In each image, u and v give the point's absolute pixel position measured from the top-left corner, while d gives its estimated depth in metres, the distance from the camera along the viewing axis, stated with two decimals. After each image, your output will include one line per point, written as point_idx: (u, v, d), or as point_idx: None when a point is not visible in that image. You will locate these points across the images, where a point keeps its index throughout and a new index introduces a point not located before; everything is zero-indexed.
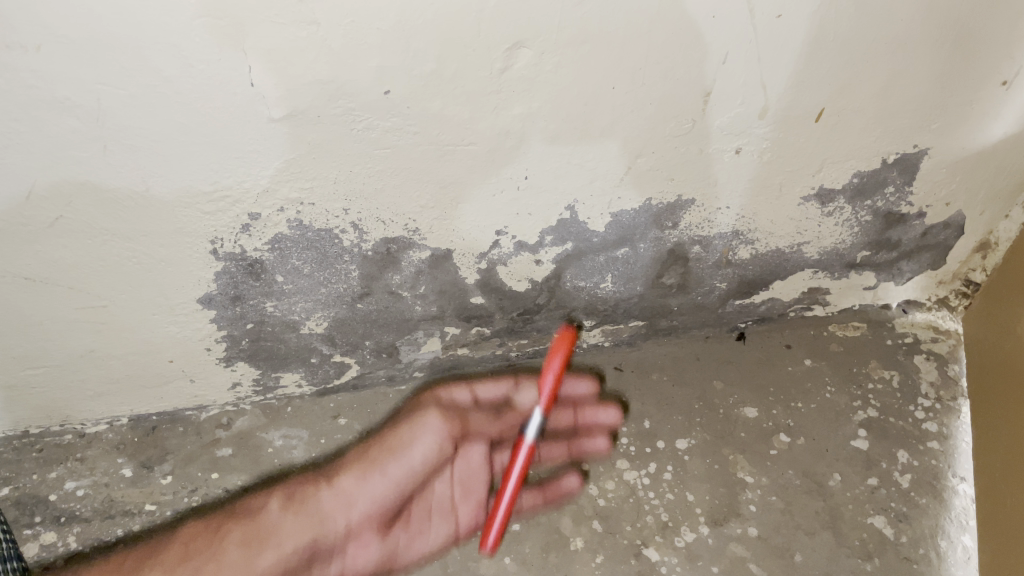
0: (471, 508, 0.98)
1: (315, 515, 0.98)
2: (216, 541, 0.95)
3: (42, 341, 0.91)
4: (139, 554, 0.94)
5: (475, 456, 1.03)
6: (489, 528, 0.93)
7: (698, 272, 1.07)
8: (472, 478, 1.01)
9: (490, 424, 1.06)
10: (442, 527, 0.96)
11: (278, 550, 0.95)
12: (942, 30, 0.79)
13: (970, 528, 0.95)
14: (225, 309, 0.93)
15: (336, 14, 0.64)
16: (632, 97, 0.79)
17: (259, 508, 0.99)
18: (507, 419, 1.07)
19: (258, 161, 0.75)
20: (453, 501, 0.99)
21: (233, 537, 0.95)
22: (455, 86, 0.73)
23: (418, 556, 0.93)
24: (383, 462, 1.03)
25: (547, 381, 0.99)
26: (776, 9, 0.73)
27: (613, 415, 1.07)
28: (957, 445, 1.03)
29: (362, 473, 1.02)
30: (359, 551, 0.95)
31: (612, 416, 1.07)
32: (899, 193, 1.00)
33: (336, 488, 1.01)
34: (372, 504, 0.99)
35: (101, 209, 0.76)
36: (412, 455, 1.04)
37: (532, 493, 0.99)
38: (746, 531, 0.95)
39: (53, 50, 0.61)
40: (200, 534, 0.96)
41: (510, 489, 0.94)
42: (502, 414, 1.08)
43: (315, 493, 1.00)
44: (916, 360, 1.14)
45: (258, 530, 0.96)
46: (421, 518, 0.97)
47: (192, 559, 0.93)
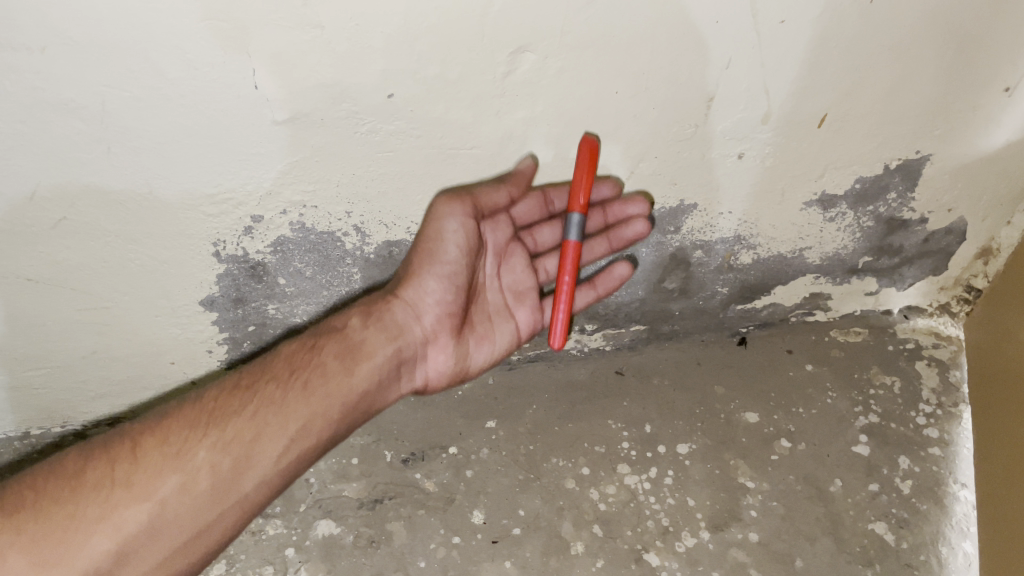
0: (529, 311, 0.99)
1: (393, 325, 0.89)
2: (314, 353, 0.84)
3: (44, 342, 0.91)
4: (227, 386, 0.79)
5: (519, 211, 0.91)
6: (555, 329, 0.93)
7: (700, 276, 1.07)
8: (521, 286, 0.98)
9: (499, 195, 0.84)
10: (506, 334, 0.99)
11: (370, 361, 0.86)
12: (944, 36, 0.79)
13: (970, 535, 0.95)
14: (227, 311, 0.94)
15: (341, 18, 0.64)
16: (635, 101, 0.79)
17: (340, 326, 0.88)
18: (510, 185, 0.84)
19: (261, 163, 0.75)
20: (510, 305, 0.98)
21: (328, 348, 0.85)
22: (458, 90, 0.73)
23: (483, 361, 0.98)
24: (427, 262, 0.88)
25: (578, 189, 0.84)
26: (779, 15, 0.73)
27: (639, 205, 0.92)
28: (958, 452, 1.03)
29: (421, 279, 0.89)
30: (435, 356, 0.94)
31: (638, 207, 0.92)
32: (900, 199, 1.01)
33: (405, 299, 0.90)
34: (438, 306, 0.91)
35: (105, 211, 0.76)
36: (449, 250, 0.87)
37: (584, 290, 1.01)
38: (746, 537, 0.95)
39: (59, 52, 0.61)
40: (278, 375, 0.81)
41: (562, 308, 0.92)
42: (507, 179, 0.83)
43: (386, 307, 0.89)
44: (918, 366, 1.14)
45: (348, 342, 0.86)
46: (485, 321, 0.98)
47: (299, 375, 0.81)
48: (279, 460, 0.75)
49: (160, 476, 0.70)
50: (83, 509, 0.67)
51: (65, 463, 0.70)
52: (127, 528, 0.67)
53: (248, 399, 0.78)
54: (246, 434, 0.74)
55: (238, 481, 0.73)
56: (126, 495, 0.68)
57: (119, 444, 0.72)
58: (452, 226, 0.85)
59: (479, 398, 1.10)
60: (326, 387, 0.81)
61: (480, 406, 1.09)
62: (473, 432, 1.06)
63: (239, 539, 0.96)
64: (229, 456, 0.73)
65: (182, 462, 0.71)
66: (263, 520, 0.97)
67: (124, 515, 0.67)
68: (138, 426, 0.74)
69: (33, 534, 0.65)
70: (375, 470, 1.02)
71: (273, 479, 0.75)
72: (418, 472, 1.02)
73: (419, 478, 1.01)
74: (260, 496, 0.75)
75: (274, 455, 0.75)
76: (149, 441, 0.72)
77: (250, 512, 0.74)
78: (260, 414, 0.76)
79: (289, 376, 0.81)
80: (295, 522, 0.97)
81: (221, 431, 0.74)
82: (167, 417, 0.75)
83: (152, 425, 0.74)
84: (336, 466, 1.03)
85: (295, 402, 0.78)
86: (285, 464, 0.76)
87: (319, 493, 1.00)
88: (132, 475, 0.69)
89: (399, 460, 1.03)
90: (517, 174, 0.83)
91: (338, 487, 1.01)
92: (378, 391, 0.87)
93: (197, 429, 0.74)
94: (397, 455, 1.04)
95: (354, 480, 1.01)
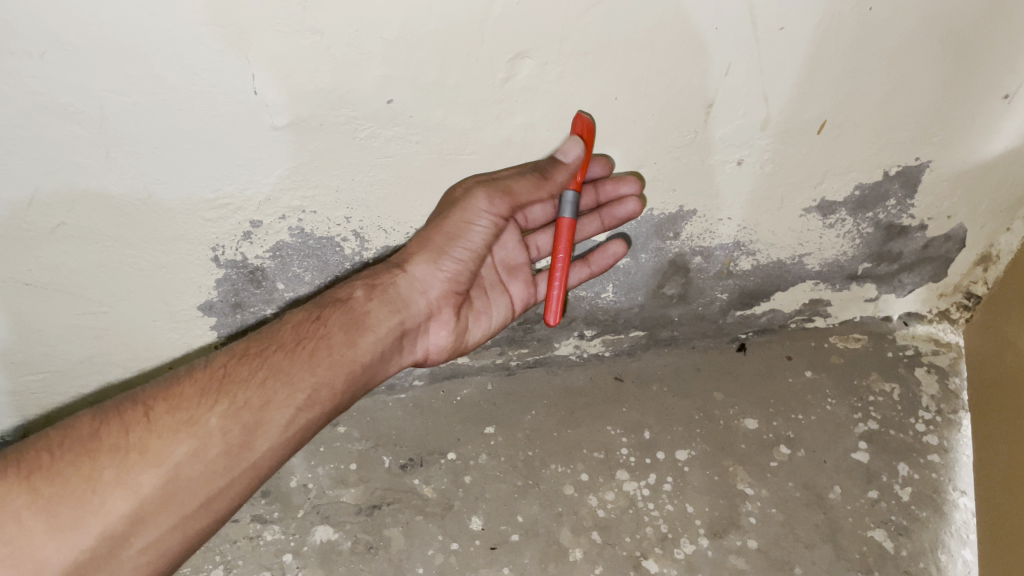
0: (523, 285, 0.93)
1: (398, 298, 0.82)
2: (319, 323, 0.76)
3: (42, 347, 0.91)
4: (234, 352, 0.72)
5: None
6: (549, 306, 0.86)
7: (699, 282, 1.07)
8: (513, 261, 0.91)
9: (540, 189, 0.78)
10: (502, 309, 0.93)
11: (374, 334, 0.79)
12: (943, 43, 0.79)
13: (970, 543, 0.95)
14: (225, 316, 0.94)
15: (340, 23, 0.64)
16: (634, 107, 0.79)
17: (343, 297, 0.80)
18: (552, 185, 0.78)
19: (260, 168, 0.75)
20: (505, 279, 0.92)
21: (333, 319, 0.77)
22: (457, 96, 0.73)
23: (480, 335, 0.92)
24: (445, 244, 0.82)
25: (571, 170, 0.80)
26: (779, 21, 0.73)
27: (632, 184, 0.87)
28: (957, 459, 1.03)
29: (432, 258, 0.82)
30: (435, 331, 0.87)
31: (631, 186, 0.87)
32: (900, 206, 1.01)
33: (411, 273, 0.82)
34: (446, 281, 0.84)
35: (103, 216, 0.76)
36: (473, 238, 0.82)
37: (578, 267, 0.95)
38: (746, 544, 0.95)
39: (58, 57, 0.61)
40: (284, 344, 0.74)
41: (556, 283, 0.85)
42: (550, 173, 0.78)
43: (391, 280, 0.82)
44: (917, 373, 1.14)
45: (352, 313, 0.78)
46: (482, 296, 0.91)
47: (306, 344, 0.74)
48: (289, 427, 0.69)
49: (173, 440, 0.64)
50: (97, 474, 0.61)
51: (78, 424, 0.64)
52: (144, 491, 0.61)
53: (256, 367, 0.71)
54: (255, 401, 0.68)
55: (249, 447, 0.66)
56: (142, 459, 0.62)
57: (133, 407, 0.66)
58: (481, 219, 0.81)
59: (478, 404, 1.10)
60: (333, 357, 0.74)
61: (479, 411, 1.09)
62: (472, 438, 1.06)
63: (236, 545, 0.95)
64: (240, 422, 0.67)
65: (195, 427, 0.65)
66: (261, 526, 0.97)
67: (140, 479, 0.61)
68: (148, 388, 0.68)
69: (50, 497, 0.59)
70: (373, 476, 1.02)
71: (283, 447, 0.69)
72: (417, 478, 1.02)
73: (417, 484, 1.01)
74: (269, 466, 0.68)
75: (284, 422, 0.69)
76: (161, 406, 0.66)
77: (259, 481, 0.68)
78: (268, 383, 0.70)
79: (297, 345, 0.74)
80: (293, 528, 0.97)
81: (231, 397, 0.68)
82: (177, 381, 0.69)
83: (163, 389, 0.68)
84: (334, 472, 1.03)
85: (304, 372, 0.72)
86: (295, 432, 0.70)
87: (317, 499, 1.00)
88: (148, 439, 0.63)
89: (397, 465, 1.03)
90: (562, 164, 0.77)
91: (336, 493, 1.01)
92: (382, 364, 0.80)
93: (208, 394, 0.67)
94: (395, 461, 1.04)
95: (352, 486, 1.01)
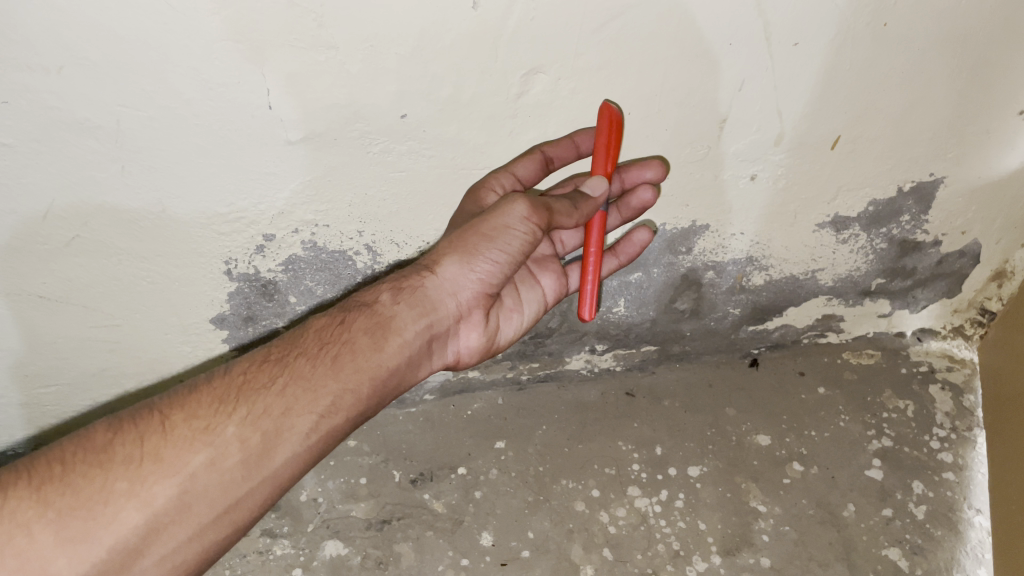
0: (553, 277, 0.90)
1: (427, 301, 0.77)
2: (343, 328, 0.73)
3: (53, 359, 0.91)
4: (254, 358, 0.70)
5: (525, 171, 0.78)
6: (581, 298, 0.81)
7: (712, 298, 1.07)
8: (540, 253, 0.90)
9: (569, 219, 0.74)
10: (532, 304, 0.89)
11: (401, 338, 0.74)
12: (959, 58, 0.79)
13: (985, 562, 0.94)
14: (236, 329, 0.94)
15: (356, 39, 0.64)
16: (648, 122, 0.79)
17: (368, 300, 0.76)
18: (580, 213, 0.75)
19: (274, 183, 0.75)
20: (534, 270, 0.89)
21: (358, 323, 0.74)
22: (471, 111, 0.73)
23: (514, 332, 0.88)
24: (480, 243, 0.75)
25: (599, 154, 0.75)
26: (793, 37, 0.73)
27: (651, 191, 0.82)
28: (973, 477, 1.02)
29: (463, 259, 0.76)
30: (466, 333, 0.82)
31: (647, 193, 0.82)
32: (914, 221, 1.00)
33: (441, 275, 0.77)
34: (478, 283, 0.78)
35: (118, 229, 0.77)
36: (511, 242, 0.75)
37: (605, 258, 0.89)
38: (758, 562, 0.94)
39: (75, 72, 0.62)
40: (306, 349, 0.71)
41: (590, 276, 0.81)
42: (581, 203, 0.75)
43: (419, 282, 0.77)
44: (932, 390, 1.13)
45: (378, 317, 0.74)
46: (512, 292, 0.87)
47: (329, 349, 0.71)
48: (310, 435, 0.67)
49: (187, 450, 0.62)
50: (110, 483, 0.59)
51: (92, 433, 0.62)
52: (157, 502, 0.60)
53: (276, 373, 0.68)
54: (275, 409, 0.66)
55: (268, 456, 0.64)
56: (155, 469, 0.61)
57: (148, 415, 0.64)
58: (521, 226, 0.73)
59: (489, 418, 1.10)
60: (359, 363, 0.71)
61: (489, 426, 1.09)
62: (482, 453, 1.06)
63: (246, 560, 0.95)
64: (259, 431, 0.64)
65: (210, 436, 0.63)
66: (270, 540, 0.97)
67: (153, 490, 0.60)
68: (165, 396, 0.66)
69: (60, 509, 0.58)
70: (384, 491, 1.02)
71: (305, 456, 0.67)
72: (427, 493, 1.01)
73: (428, 499, 1.01)
74: (290, 474, 0.66)
75: (305, 432, 0.66)
76: (177, 415, 0.64)
77: (280, 489, 0.66)
78: (290, 390, 0.67)
79: (319, 351, 0.71)
80: (302, 543, 0.97)
81: (249, 404, 0.65)
82: (195, 389, 0.67)
83: (178, 398, 0.66)
84: (343, 486, 1.02)
85: (328, 378, 0.69)
86: (318, 441, 0.67)
87: (326, 513, 1.00)
88: (162, 449, 0.62)
89: (407, 480, 1.03)
90: (591, 199, 0.75)
91: (345, 508, 1.00)
92: (410, 369, 0.76)
93: (225, 403, 0.65)
94: (406, 475, 1.03)
95: (362, 500, 1.01)
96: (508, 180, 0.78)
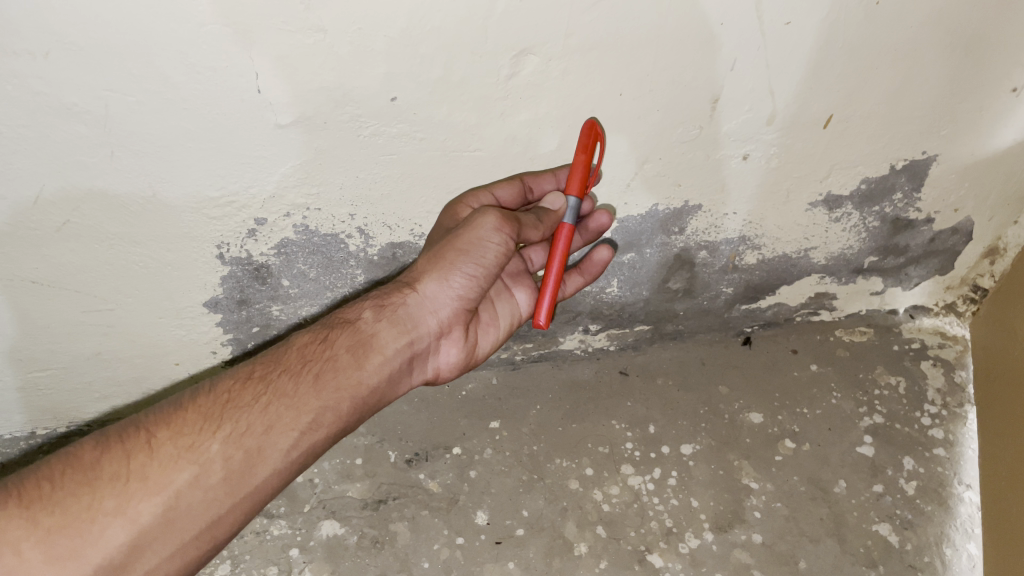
0: (528, 292, 0.92)
1: (406, 319, 0.77)
2: (326, 345, 0.73)
3: (47, 344, 0.91)
4: (239, 375, 0.70)
5: (505, 194, 0.83)
6: (539, 308, 0.84)
7: (705, 277, 1.07)
8: (516, 268, 0.90)
9: (535, 232, 0.78)
10: (508, 317, 0.91)
11: (381, 355, 0.75)
12: (951, 36, 0.78)
13: (975, 536, 0.95)
14: (230, 313, 0.94)
15: (343, 22, 0.64)
16: (640, 103, 0.79)
17: (350, 318, 0.77)
18: (545, 226, 0.79)
19: (265, 166, 0.75)
20: (510, 285, 0.90)
21: (340, 340, 0.74)
22: (461, 93, 0.72)
23: (490, 346, 0.89)
24: (457, 261, 0.76)
25: (577, 171, 0.78)
26: (785, 16, 0.72)
27: (606, 215, 0.87)
28: (963, 453, 1.03)
29: (443, 277, 0.77)
30: (446, 349, 0.83)
31: (603, 216, 0.87)
32: (906, 199, 1.00)
33: (421, 293, 0.78)
34: (457, 300, 0.79)
35: (109, 214, 0.76)
36: (486, 255, 0.76)
37: (573, 277, 0.95)
38: (750, 538, 0.95)
39: (61, 57, 0.61)
40: (289, 366, 0.71)
41: (550, 285, 0.83)
42: (546, 217, 0.79)
43: (401, 301, 0.77)
44: (923, 366, 1.14)
45: (359, 335, 0.75)
46: (490, 307, 0.89)
47: (311, 367, 0.71)
48: (292, 452, 0.68)
49: (173, 467, 0.62)
50: (97, 503, 0.60)
51: (79, 451, 0.62)
52: (142, 520, 0.60)
53: (260, 391, 0.69)
54: (258, 426, 0.66)
55: (251, 473, 0.65)
56: (141, 487, 0.61)
57: (134, 433, 0.64)
58: (493, 238, 0.74)
59: (483, 398, 1.10)
60: (339, 381, 0.72)
61: (483, 406, 1.09)
62: (477, 433, 1.06)
63: (243, 540, 0.96)
64: (242, 448, 0.65)
65: (196, 454, 0.63)
66: (267, 520, 0.98)
67: (139, 507, 0.60)
68: (150, 413, 0.66)
69: (48, 528, 0.58)
70: (379, 471, 1.03)
71: (285, 472, 0.68)
72: (422, 473, 1.02)
73: (423, 479, 1.02)
74: (271, 490, 0.67)
75: (286, 449, 0.67)
76: (163, 432, 0.64)
77: (259, 506, 0.67)
78: (273, 406, 0.68)
79: (302, 368, 0.71)
80: (299, 523, 0.98)
81: (233, 422, 0.66)
82: (180, 407, 0.67)
83: (163, 415, 0.66)
84: (340, 466, 1.03)
85: (309, 396, 0.69)
86: (298, 458, 0.68)
87: (322, 493, 1.01)
88: (149, 466, 0.62)
89: (403, 460, 1.04)
90: (552, 212, 0.79)
91: (341, 488, 1.01)
92: (389, 386, 0.77)
93: (210, 420, 0.65)
94: (401, 455, 1.04)
95: (358, 481, 1.02)
96: (487, 199, 0.83)
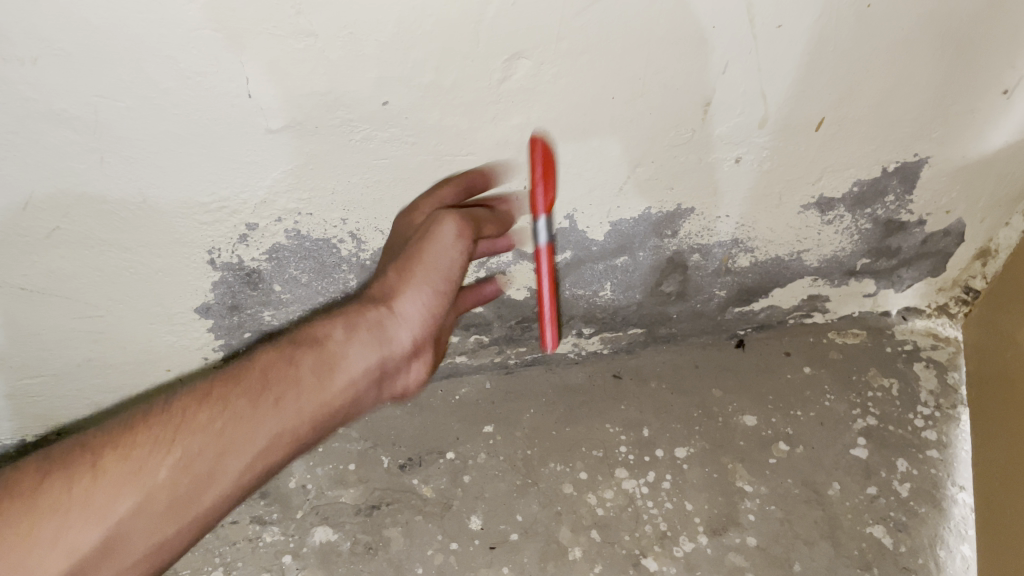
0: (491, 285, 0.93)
1: (381, 333, 0.67)
2: (290, 362, 0.64)
3: (37, 350, 0.91)
4: (195, 392, 0.61)
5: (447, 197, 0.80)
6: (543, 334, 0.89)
7: (698, 280, 1.07)
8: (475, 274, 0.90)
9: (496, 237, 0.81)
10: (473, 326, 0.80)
11: (348, 374, 0.65)
12: (942, 38, 0.79)
13: (968, 538, 0.95)
14: (222, 318, 0.94)
15: (334, 26, 0.63)
16: (632, 106, 0.78)
17: (318, 335, 0.66)
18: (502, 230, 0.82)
19: (257, 172, 0.75)
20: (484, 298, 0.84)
21: (306, 359, 0.64)
22: (453, 97, 0.72)
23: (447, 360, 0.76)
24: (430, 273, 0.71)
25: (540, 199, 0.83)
26: (777, 19, 0.72)
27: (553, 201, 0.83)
28: (956, 455, 1.03)
29: (418, 284, 0.70)
30: (414, 369, 0.71)
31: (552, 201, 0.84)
32: (898, 201, 1.00)
33: (400, 309, 0.69)
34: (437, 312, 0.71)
35: (99, 220, 0.76)
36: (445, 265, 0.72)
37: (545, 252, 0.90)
38: (745, 541, 0.95)
39: (50, 63, 0.61)
40: (248, 384, 0.61)
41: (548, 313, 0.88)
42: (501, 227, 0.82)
43: (378, 315, 0.68)
44: (916, 368, 1.14)
45: (325, 350, 0.65)
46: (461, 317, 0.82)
47: (273, 387, 0.62)
48: (245, 475, 0.60)
49: (118, 493, 0.55)
50: (29, 529, 0.53)
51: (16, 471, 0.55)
52: (80, 550, 0.54)
53: (212, 413, 0.59)
54: (209, 450, 0.58)
55: (199, 499, 0.58)
56: (79, 513, 0.54)
57: (77, 453, 0.57)
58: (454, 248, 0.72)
59: (476, 402, 1.10)
60: (300, 401, 0.62)
61: (477, 410, 1.09)
62: (470, 437, 1.06)
63: (236, 547, 0.96)
64: (193, 474, 0.57)
65: (142, 478, 0.56)
66: (260, 527, 0.98)
67: (76, 537, 0.53)
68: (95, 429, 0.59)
69: None
70: (372, 476, 1.02)
71: (233, 500, 0.60)
72: (416, 478, 1.02)
73: (416, 484, 1.01)
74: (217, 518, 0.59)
75: (239, 473, 0.59)
76: (106, 453, 0.56)
77: (201, 536, 0.59)
78: (226, 430, 0.59)
79: (262, 389, 0.61)
80: (293, 530, 0.97)
81: (183, 444, 0.57)
82: (128, 424, 0.59)
83: (108, 432, 0.58)
84: (333, 472, 1.03)
85: (267, 417, 0.60)
86: (252, 484, 0.60)
87: (316, 499, 1.00)
88: (88, 491, 0.55)
89: (396, 465, 1.03)
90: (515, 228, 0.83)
91: (335, 493, 1.01)
92: (353, 408, 0.66)
93: (161, 441, 0.57)
94: (394, 460, 1.04)
95: (351, 486, 1.01)
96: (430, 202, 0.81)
